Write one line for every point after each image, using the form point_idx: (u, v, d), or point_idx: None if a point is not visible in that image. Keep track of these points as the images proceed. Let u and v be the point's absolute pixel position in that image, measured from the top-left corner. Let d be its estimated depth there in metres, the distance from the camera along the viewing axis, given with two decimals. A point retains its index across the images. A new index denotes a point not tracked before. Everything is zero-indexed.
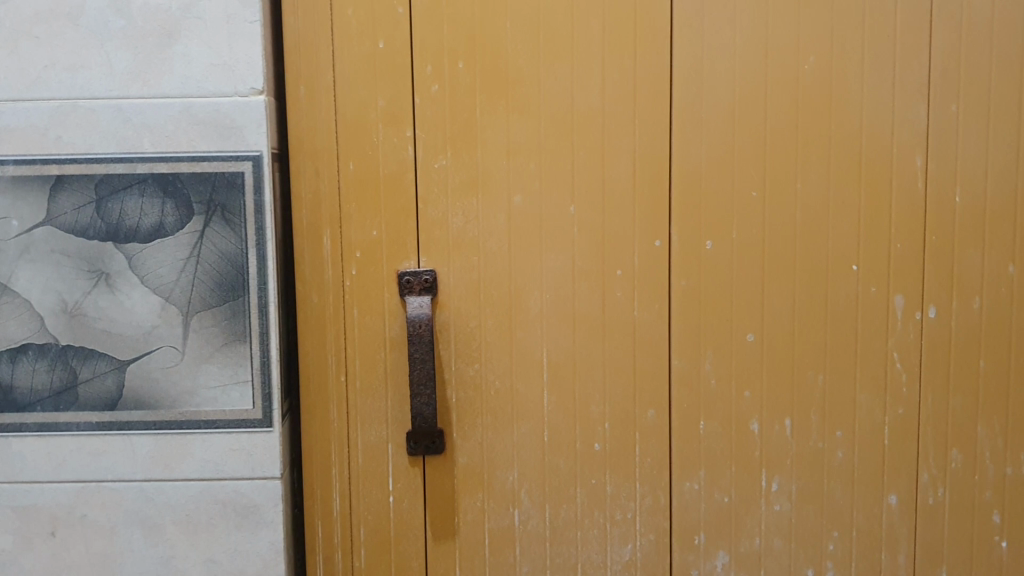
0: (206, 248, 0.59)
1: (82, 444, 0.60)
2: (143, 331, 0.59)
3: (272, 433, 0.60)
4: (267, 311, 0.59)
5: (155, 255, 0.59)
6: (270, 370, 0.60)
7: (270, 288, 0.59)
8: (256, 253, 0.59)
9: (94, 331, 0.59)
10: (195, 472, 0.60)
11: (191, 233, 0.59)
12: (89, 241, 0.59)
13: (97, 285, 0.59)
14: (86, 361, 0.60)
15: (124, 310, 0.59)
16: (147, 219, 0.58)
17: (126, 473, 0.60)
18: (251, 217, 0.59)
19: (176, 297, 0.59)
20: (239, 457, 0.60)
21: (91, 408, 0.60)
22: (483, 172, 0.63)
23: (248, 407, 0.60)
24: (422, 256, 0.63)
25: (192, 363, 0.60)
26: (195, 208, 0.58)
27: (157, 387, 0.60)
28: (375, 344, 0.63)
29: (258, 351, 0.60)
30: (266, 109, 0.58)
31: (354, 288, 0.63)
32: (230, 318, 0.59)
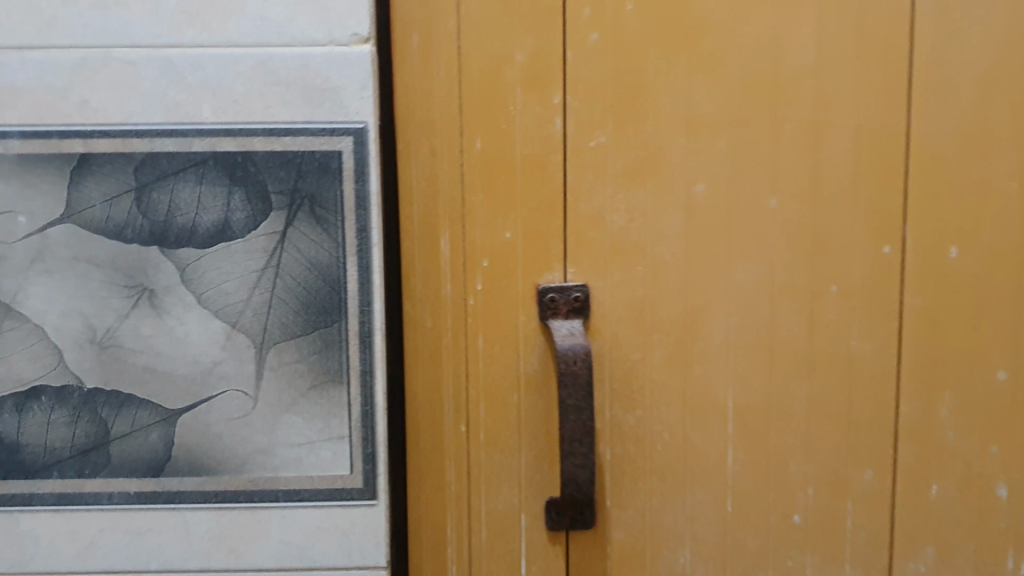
0: (288, 256, 0.43)
1: (117, 522, 0.45)
2: (202, 369, 0.43)
3: (377, 508, 0.45)
4: (373, 341, 0.44)
5: (217, 265, 0.43)
6: (375, 423, 0.44)
7: (375, 310, 0.43)
8: (357, 263, 0.43)
9: (133, 370, 0.44)
10: (270, 560, 0.45)
11: (267, 236, 0.43)
12: (128, 245, 0.43)
13: (137, 306, 0.43)
14: (122, 411, 0.44)
15: (175, 341, 0.43)
16: (207, 215, 0.42)
17: (176, 560, 0.45)
18: (350, 213, 0.43)
19: (246, 323, 0.43)
20: (332, 539, 0.45)
21: (128, 473, 0.44)
22: (655, 152, 0.46)
23: (344, 473, 0.44)
24: (570, 265, 0.46)
25: (268, 413, 0.44)
26: (273, 201, 0.42)
27: (220, 445, 0.44)
28: (506, 383, 0.47)
29: (359, 396, 0.44)
30: (372, 65, 0.42)
31: (480, 309, 0.47)
32: (321, 352, 0.43)
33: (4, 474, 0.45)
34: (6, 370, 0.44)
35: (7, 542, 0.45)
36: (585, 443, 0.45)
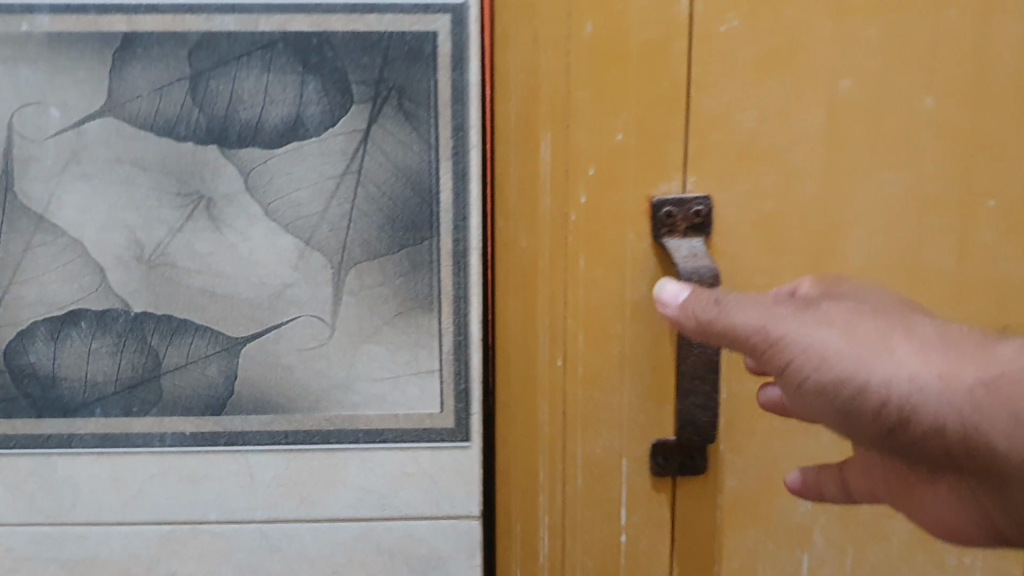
0: (371, 159, 0.40)
1: (168, 468, 0.43)
2: (269, 292, 0.41)
3: (470, 450, 0.43)
4: (468, 262, 0.41)
5: (288, 168, 0.40)
6: (468, 354, 0.42)
7: (471, 227, 0.41)
8: (450, 168, 0.40)
9: (189, 294, 0.41)
10: (348, 510, 0.44)
11: (346, 135, 0.40)
12: (181, 142, 0.39)
13: (192, 217, 0.40)
14: (173, 341, 0.42)
15: (239, 260, 0.41)
16: (276, 109, 0.39)
17: (239, 511, 0.44)
18: (445, 108, 0.40)
19: (322, 239, 0.41)
20: (414, 485, 0.44)
21: (183, 411, 0.43)
22: (796, 37, 0.37)
23: (434, 411, 0.43)
24: (690, 173, 0.38)
25: (347, 343, 0.42)
26: (355, 94, 0.39)
27: (292, 379, 0.42)
28: (611, 312, 0.39)
29: (451, 322, 0.42)
30: None
31: (584, 227, 0.39)
32: (408, 275, 0.42)
33: (39, 413, 0.43)
34: (38, 294, 0.41)
35: (47, 491, 0.44)
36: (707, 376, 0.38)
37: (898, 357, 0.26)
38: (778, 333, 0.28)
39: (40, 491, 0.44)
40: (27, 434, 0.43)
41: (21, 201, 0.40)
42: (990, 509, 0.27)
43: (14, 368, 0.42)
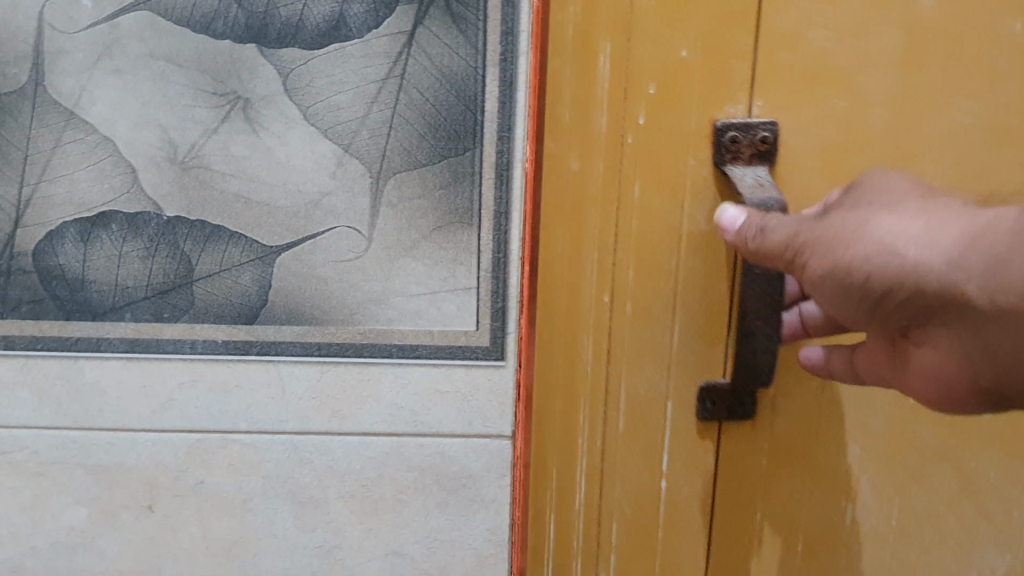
0: (415, 63, 0.41)
1: (197, 372, 0.44)
2: (308, 201, 0.42)
3: (503, 369, 0.44)
4: (510, 174, 0.42)
5: (331, 71, 0.41)
6: (506, 271, 0.43)
7: (515, 138, 0.42)
8: (493, 75, 0.41)
9: (223, 200, 0.42)
10: (381, 425, 0.45)
11: (391, 37, 0.41)
12: (219, 39, 0.40)
13: (229, 116, 0.41)
14: (206, 248, 0.43)
15: (278, 165, 0.42)
16: (319, 8, 0.40)
17: (270, 423, 0.45)
18: (492, 13, 0.40)
19: (361, 146, 0.42)
20: (447, 403, 0.45)
21: (215, 319, 0.44)
22: None
23: (469, 329, 0.44)
24: (757, 97, 0.31)
25: (383, 255, 0.43)
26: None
27: (328, 292, 0.43)
28: (666, 242, 0.32)
29: (489, 235, 0.43)
30: None
31: (642, 149, 0.32)
32: (448, 186, 0.42)
33: (68, 314, 0.44)
34: (69, 191, 0.42)
35: (74, 394, 0.45)
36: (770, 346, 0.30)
37: (890, 219, 0.24)
38: (792, 226, 0.27)
39: (67, 392, 0.45)
40: (54, 337, 0.44)
41: (51, 95, 0.41)
42: (969, 356, 0.23)
43: (43, 269, 0.43)
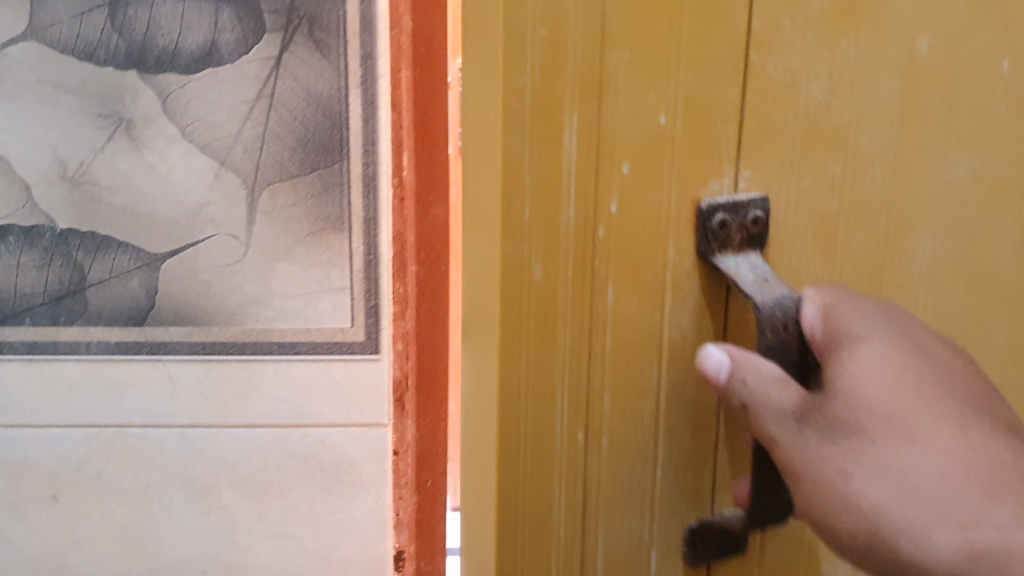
0: (283, 84, 0.42)
1: (94, 374, 0.46)
2: (188, 212, 0.44)
3: (377, 363, 0.47)
4: (376, 185, 0.44)
5: (205, 91, 0.42)
6: (378, 274, 0.46)
7: (380, 151, 0.44)
8: (356, 97, 0.43)
9: (111, 211, 0.43)
10: (264, 418, 0.48)
11: (259, 61, 0.42)
12: (103, 67, 0.42)
13: (114, 136, 0.42)
14: (98, 256, 0.44)
15: (158, 178, 0.43)
16: (193, 35, 0.42)
17: (161, 416, 0.47)
18: (353, 37, 0.42)
19: (237, 160, 0.43)
20: (326, 398, 0.48)
21: (107, 322, 0.45)
22: None
23: (345, 327, 0.47)
24: (745, 161, 0.21)
25: (262, 259, 0.45)
26: (267, 22, 0.42)
27: (210, 295, 0.45)
28: (642, 366, 0.22)
29: (361, 242, 0.45)
30: None
31: (614, 245, 0.20)
32: (320, 196, 0.45)
33: None
34: None
35: None
36: (776, 493, 0.22)
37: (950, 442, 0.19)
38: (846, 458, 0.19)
39: None
40: None
41: None
42: None
43: None
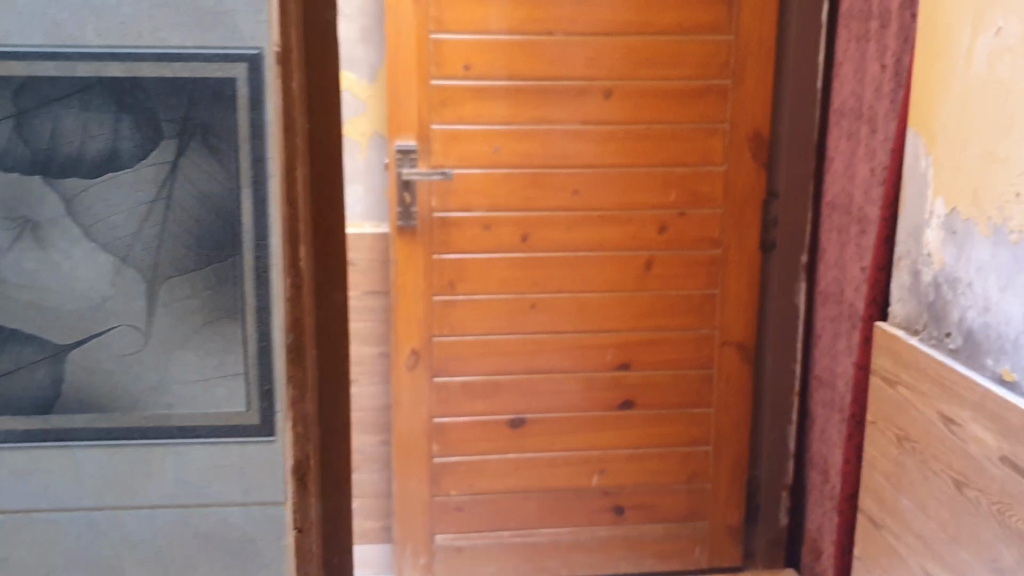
0: (180, 190, 0.78)
1: (6, 457, 0.81)
2: (98, 302, 0.79)
3: (271, 441, 0.82)
4: (260, 267, 0.79)
5: (121, 199, 0.77)
6: (264, 355, 0.81)
7: (263, 248, 0.79)
8: (234, 199, 0.78)
9: (24, 303, 0.79)
10: (163, 498, 0.83)
11: (157, 166, 0.77)
12: (25, 173, 0.76)
13: (28, 240, 0.77)
14: (10, 359, 0.80)
15: (64, 275, 0.78)
16: (103, 145, 0.76)
17: (61, 498, 0.82)
18: (239, 146, 0.77)
19: (138, 256, 0.78)
20: (224, 456, 0.82)
21: (16, 410, 0.80)
22: None
23: (243, 411, 0.82)
24: None
25: (162, 347, 0.80)
26: (167, 130, 0.76)
27: (107, 375, 0.80)
28: None
29: (247, 320, 0.80)
30: (264, 59, 0.76)
31: None
32: (213, 284, 0.80)
33: None
34: None
35: None
36: None
37: None
38: None
39: None
40: None
41: None
42: None
43: None
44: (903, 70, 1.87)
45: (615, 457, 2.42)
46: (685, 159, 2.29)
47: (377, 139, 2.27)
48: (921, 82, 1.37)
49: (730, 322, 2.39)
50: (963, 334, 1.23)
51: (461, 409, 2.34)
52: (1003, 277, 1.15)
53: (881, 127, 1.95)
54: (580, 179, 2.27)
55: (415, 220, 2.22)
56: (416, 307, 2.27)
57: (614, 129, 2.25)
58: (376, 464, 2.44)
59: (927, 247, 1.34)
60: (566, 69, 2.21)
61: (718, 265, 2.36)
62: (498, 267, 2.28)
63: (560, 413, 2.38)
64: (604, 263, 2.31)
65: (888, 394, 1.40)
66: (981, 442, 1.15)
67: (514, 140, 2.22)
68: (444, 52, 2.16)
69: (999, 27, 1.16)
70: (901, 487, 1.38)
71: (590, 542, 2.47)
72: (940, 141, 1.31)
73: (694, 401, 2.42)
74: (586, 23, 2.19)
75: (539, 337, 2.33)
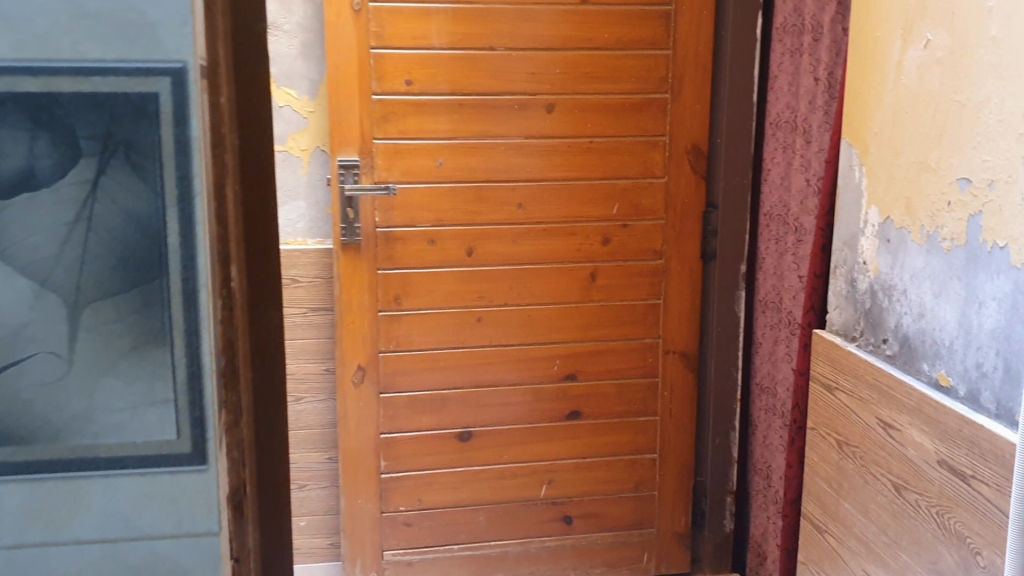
0: (101, 211, 0.73)
1: None
2: (15, 330, 0.73)
3: (206, 472, 0.77)
4: (190, 292, 0.74)
5: (35, 221, 0.72)
6: (196, 383, 0.76)
7: (193, 273, 0.74)
8: (161, 219, 0.73)
9: None
10: (91, 535, 0.76)
11: (77, 183, 0.72)
12: None
13: None
14: None
15: None
16: (17, 165, 0.72)
17: None
18: (167, 161, 0.73)
19: (58, 281, 0.73)
20: (152, 496, 0.76)
21: None
22: None
23: (175, 445, 0.76)
24: None
25: (82, 378, 0.75)
26: (86, 148, 0.72)
27: (25, 410, 0.74)
28: None
29: (178, 345, 0.75)
30: (190, 74, 0.71)
31: None
32: (139, 310, 0.75)
33: None
34: None
35: None
36: None
37: None
38: None
39: None
40: None
41: None
42: None
43: None
44: (836, 83, 1.91)
45: (563, 468, 2.42)
46: (627, 172, 2.31)
47: (321, 155, 2.24)
48: (854, 95, 1.39)
49: (674, 332, 2.41)
50: (899, 341, 1.26)
51: (408, 424, 2.32)
52: (937, 284, 1.17)
53: (817, 138, 1.99)
54: (524, 193, 2.26)
55: (360, 235, 2.19)
56: (362, 322, 2.24)
57: (557, 143, 2.26)
58: (323, 481, 2.40)
59: (863, 255, 1.36)
60: (507, 83, 2.20)
61: (660, 276, 2.38)
62: (444, 281, 2.27)
63: (507, 426, 2.36)
64: (548, 275, 2.31)
65: (828, 400, 1.42)
66: (920, 446, 1.17)
67: (458, 154, 2.21)
68: (387, 67, 2.14)
69: (928, 41, 1.19)
70: (843, 492, 1.39)
71: (539, 553, 2.45)
72: (873, 152, 1.33)
73: (640, 411, 2.43)
74: (526, 37, 2.19)
75: (486, 351, 2.31)
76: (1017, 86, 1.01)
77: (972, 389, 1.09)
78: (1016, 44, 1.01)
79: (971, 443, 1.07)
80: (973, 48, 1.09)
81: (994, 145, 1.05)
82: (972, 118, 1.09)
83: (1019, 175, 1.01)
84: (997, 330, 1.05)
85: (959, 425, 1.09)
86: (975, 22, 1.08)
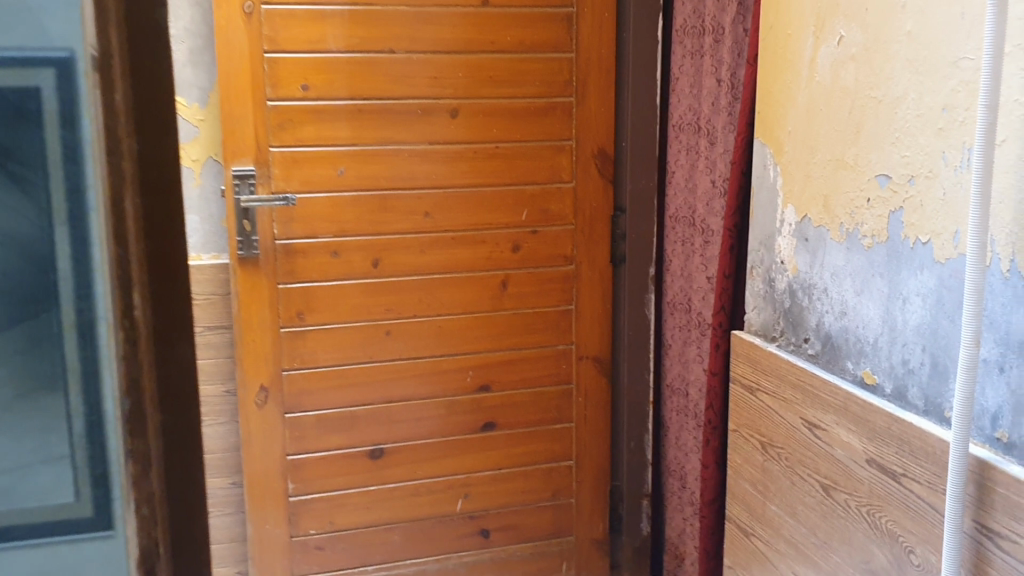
0: None
1: None
2: None
3: (112, 540, 0.56)
4: (88, 328, 0.54)
5: None
6: (98, 449, 0.55)
7: (92, 305, 0.54)
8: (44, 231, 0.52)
9: None
10: None
11: None
12: None
13: None
14: None
15: None
16: None
17: None
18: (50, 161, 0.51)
19: None
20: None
21: None
22: None
23: (72, 520, 0.55)
24: None
25: None
26: None
27: None
28: None
29: (73, 397, 0.54)
30: (86, 69, 0.50)
31: None
32: (22, 351, 0.54)
33: None
34: None
35: None
36: None
37: None
38: None
39: None
40: None
41: None
42: None
43: None
44: (739, 83, 1.91)
45: (479, 481, 2.36)
46: (535, 177, 2.27)
47: (213, 165, 2.10)
48: (766, 94, 1.39)
49: (586, 339, 2.39)
50: (821, 340, 1.25)
51: (316, 444, 2.22)
52: (859, 282, 1.17)
53: (721, 139, 2.00)
54: (430, 201, 2.20)
55: (258, 249, 2.09)
56: (263, 341, 2.14)
57: (463, 148, 2.21)
58: (229, 506, 2.25)
59: (780, 255, 1.36)
60: (408, 88, 2.14)
61: (571, 281, 2.35)
62: (349, 294, 2.18)
63: (420, 440, 2.29)
64: (457, 285, 2.25)
65: (751, 401, 1.41)
66: (847, 445, 1.16)
67: (359, 162, 2.14)
68: (281, 73, 2.05)
69: (841, 37, 1.18)
70: (768, 493, 1.38)
71: (457, 570, 2.37)
72: (787, 150, 1.32)
73: (554, 418, 2.40)
74: (427, 40, 2.14)
75: (396, 364, 2.24)
76: (933, 82, 1.01)
77: (898, 386, 1.09)
78: (932, 38, 1.01)
79: (900, 441, 1.06)
80: (887, 44, 1.09)
81: (913, 141, 1.04)
82: (890, 113, 1.08)
83: (939, 170, 1.00)
84: (923, 326, 1.04)
85: (887, 422, 1.08)
86: (889, 19, 1.08)
